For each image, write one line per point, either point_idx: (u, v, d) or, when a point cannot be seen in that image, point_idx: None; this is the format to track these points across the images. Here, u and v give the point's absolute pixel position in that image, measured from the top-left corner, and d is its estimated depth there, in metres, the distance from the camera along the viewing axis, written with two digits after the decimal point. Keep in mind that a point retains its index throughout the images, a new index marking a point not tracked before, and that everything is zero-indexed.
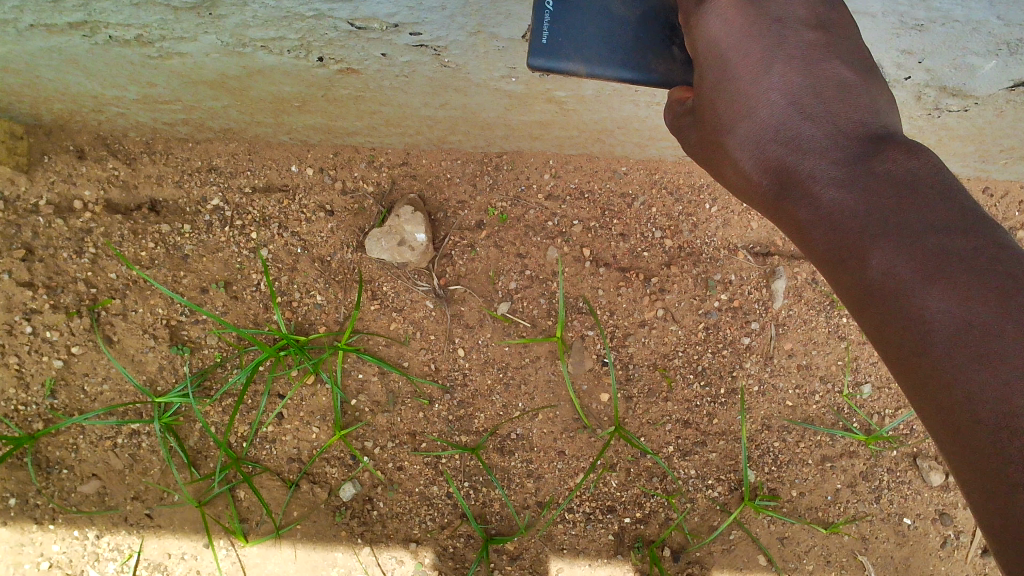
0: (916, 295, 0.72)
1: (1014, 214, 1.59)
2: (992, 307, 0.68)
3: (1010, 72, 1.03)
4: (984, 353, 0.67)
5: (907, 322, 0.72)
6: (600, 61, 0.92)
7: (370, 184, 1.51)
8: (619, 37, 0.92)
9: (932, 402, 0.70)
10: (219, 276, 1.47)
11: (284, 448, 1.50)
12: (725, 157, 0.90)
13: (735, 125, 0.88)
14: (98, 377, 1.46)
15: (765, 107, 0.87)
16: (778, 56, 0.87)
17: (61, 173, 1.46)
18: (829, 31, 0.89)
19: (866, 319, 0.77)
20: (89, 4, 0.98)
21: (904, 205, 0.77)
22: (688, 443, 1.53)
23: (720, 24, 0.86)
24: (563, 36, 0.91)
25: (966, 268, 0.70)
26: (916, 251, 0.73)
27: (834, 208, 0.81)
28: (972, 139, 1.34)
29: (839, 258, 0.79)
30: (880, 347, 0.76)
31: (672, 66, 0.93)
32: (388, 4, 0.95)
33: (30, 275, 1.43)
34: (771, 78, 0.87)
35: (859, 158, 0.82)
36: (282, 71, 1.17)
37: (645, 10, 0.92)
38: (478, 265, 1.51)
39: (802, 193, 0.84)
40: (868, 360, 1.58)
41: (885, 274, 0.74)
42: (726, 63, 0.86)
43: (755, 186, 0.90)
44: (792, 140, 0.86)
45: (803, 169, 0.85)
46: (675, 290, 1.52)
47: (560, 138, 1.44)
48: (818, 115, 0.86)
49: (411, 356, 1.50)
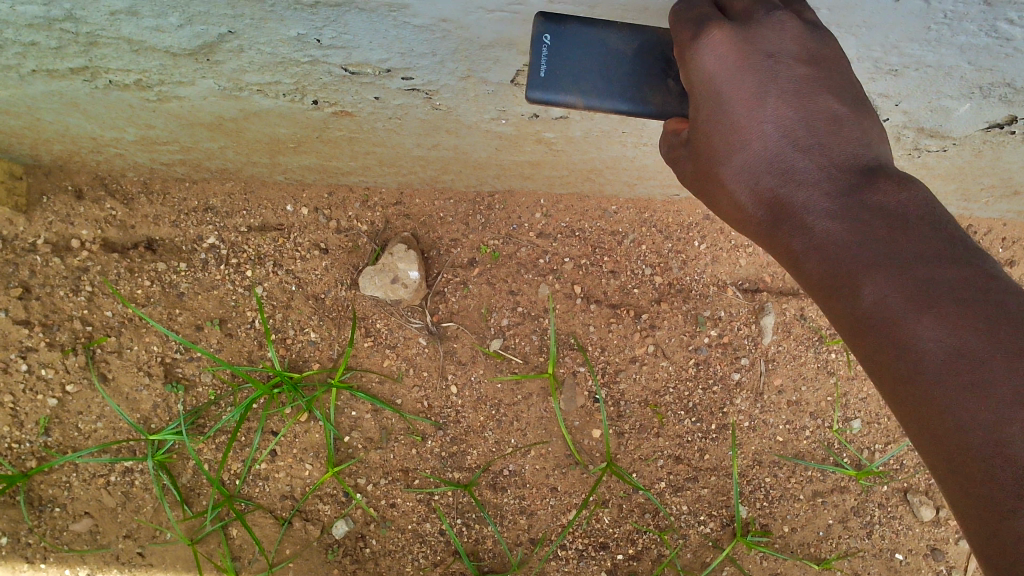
0: (907, 325, 0.68)
1: (997, 250, 1.62)
2: (983, 336, 0.65)
3: (984, 114, 1.06)
4: (975, 381, 0.64)
5: (900, 354, 0.68)
6: (598, 94, 0.89)
7: (364, 223, 1.53)
8: (617, 69, 0.89)
9: (925, 430, 0.67)
10: (214, 314, 1.49)
11: (277, 485, 1.50)
12: (719, 188, 0.84)
13: (730, 158, 0.81)
14: (92, 415, 1.47)
15: (759, 139, 0.81)
16: (772, 86, 0.81)
17: (58, 214, 1.48)
18: (821, 61, 0.82)
19: (859, 347, 0.73)
20: (90, 51, 1.00)
21: (895, 235, 0.73)
22: (680, 479, 1.53)
23: (716, 58, 0.78)
24: (561, 68, 0.88)
25: (957, 298, 0.67)
26: (906, 279, 0.70)
27: (828, 240, 0.76)
28: (953, 178, 1.37)
29: (831, 287, 0.75)
30: (875, 378, 0.72)
31: (669, 98, 0.90)
32: (380, 50, 0.97)
33: (26, 313, 1.45)
34: (766, 110, 0.81)
35: (852, 188, 0.77)
36: (278, 114, 1.20)
37: (642, 42, 0.89)
38: (471, 302, 1.52)
39: (794, 224, 0.79)
40: (857, 396, 1.59)
41: (875, 303, 0.70)
42: (720, 96, 0.80)
43: (747, 217, 0.84)
44: (785, 170, 0.81)
45: (795, 200, 0.80)
46: (665, 326, 1.54)
47: (551, 178, 1.47)
48: (813, 146, 0.80)
49: (404, 393, 1.51)
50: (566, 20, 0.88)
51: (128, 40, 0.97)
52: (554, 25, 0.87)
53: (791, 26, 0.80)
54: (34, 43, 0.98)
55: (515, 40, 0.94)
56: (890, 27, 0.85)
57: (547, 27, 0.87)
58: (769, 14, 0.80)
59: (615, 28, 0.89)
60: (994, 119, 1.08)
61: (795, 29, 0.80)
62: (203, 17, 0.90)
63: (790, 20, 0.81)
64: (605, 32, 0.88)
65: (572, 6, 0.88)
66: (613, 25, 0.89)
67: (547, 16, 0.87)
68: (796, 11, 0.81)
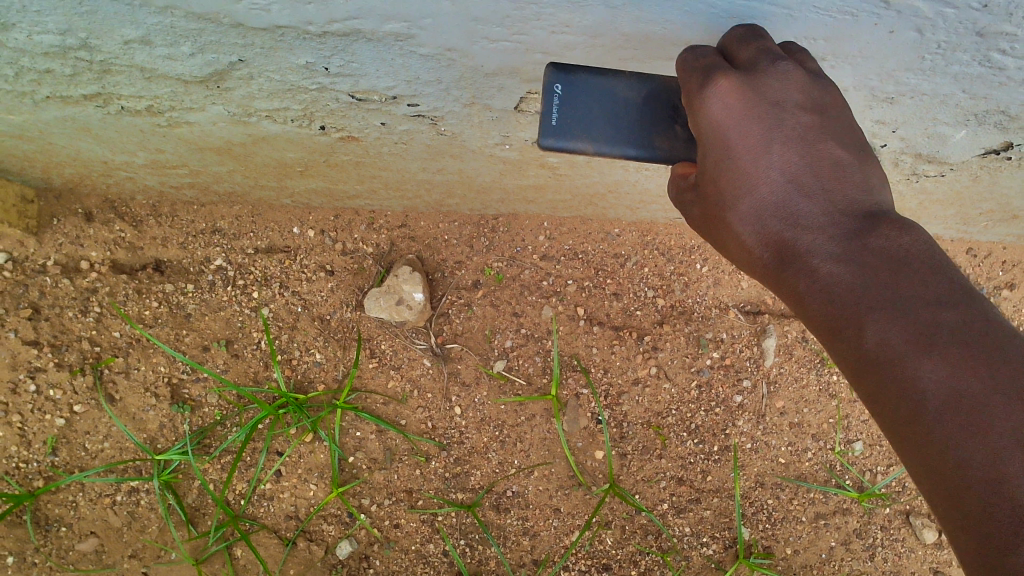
0: (910, 368, 0.66)
1: (997, 273, 1.64)
2: (982, 379, 0.64)
3: (981, 141, 1.08)
4: (976, 423, 0.63)
5: (903, 397, 0.66)
6: (608, 140, 0.86)
7: (370, 245, 1.55)
8: (626, 116, 0.87)
9: (925, 467, 0.66)
10: (220, 335, 1.50)
11: (282, 505, 1.51)
12: (725, 231, 0.78)
13: (736, 201, 0.76)
14: (99, 435, 1.49)
15: (765, 183, 0.75)
16: (777, 131, 0.75)
17: (68, 236, 1.51)
18: (826, 109, 0.77)
19: (862, 388, 0.70)
20: (104, 78, 1.03)
21: (899, 280, 0.69)
22: (683, 500, 1.54)
23: (723, 106, 0.74)
24: (572, 115, 0.86)
25: (959, 342, 0.65)
26: (910, 323, 0.67)
27: (835, 283, 0.71)
28: (952, 203, 1.39)
29: (835, 329, 0.71)
30: (879, 420, 0.70)
31: (678, 144, 0.87)
32: (386, 78, 0.99)
33: (36, 334, 1.47)
34: (771, 155, 0.75)
35: (857, 232, 0.72)
36: (285, 139, 1.22)
37: (651, 90, 0.87)
38: (475, 324, 1.54)
39: (799, 266, 0.74)
40: (859, 418, 1.60)
41: (879, 346, 0.68)
42: (727, 142, 0.75)
43: (753, 259, 0.78)
44: (791, 214, 0.75)
45: (800, 243, 0.74)
46: (667, 348, 1.55)
47: (554, 202, 1.49)
48: (819, 191, 0.74)
49: (408, 414, 1.52)
50: (575, 71, 0.87)
51: (141, 67, 0.99)
52: (563, 75, 0.87)
53: (797, 74, 0.75)
54: (50, 70, 1.01)
55: (518, 68, 0.95)
56: (885, 57, 0.86)
57: (557, 77, 0.87)
58: (775, 62, 0.75)
59: (624, 77, 0.87)
60: (990, 145, 1.09)
61: (800, 77, 0.75)
62: (215, 46, 0.92)
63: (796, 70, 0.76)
64: (614, 81, 0.87)
65: (574, 36, 0.87)
66: (621, 74, 0.87)
67: (556, 67, 0.87)
68: (798, 60, 0.78)
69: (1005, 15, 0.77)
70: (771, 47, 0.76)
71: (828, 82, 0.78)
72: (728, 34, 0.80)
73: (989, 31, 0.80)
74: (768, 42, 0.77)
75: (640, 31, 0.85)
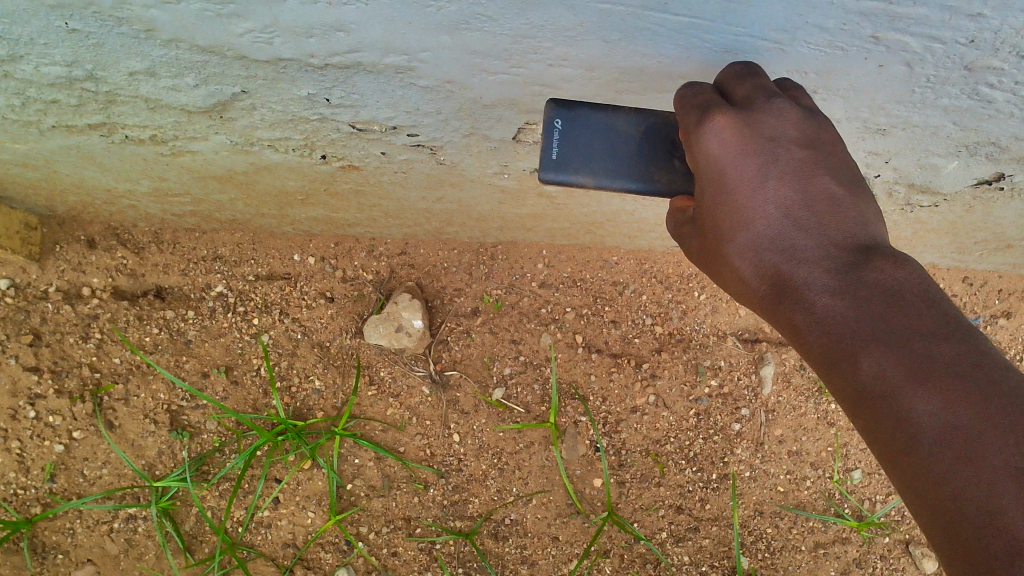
0: (904, 400, 0.65)
1: (993, 302, 1.65)
2: (975, 412, 0.62)
3: (973, 172, 1.09)
4: (970, 455, 0.62)
5: (898, 428, 0.65)
6: (608, 174, 0.87)
7: (370, 272, 1.56)
8: (625, 150, 0.88)
9: (920, 499, 0.64)
10: (220, 361, 1.51)
11: (280, 533, 1.51)
12: (723, 263, 0.78)
13: (734, 235, 0.76)
14: (98, 461, 1.49)
15: (761, 218, 0.75)
16: (773, 167, 0.75)
17: (71, 262, 1.52)
18: (821, 145, 0.76)
19: (858, 419, 0.70)
20: (109, 108, 1.04)
21: (892, 313, 0.69)
22: (682, 529, 1.54)
23: (721, 143, 0.73)
24: (572, 149, 0.87)
25: (952, 374, 0.64)
26: (904, 354, 0.66)
27: (830, 316, 0.71)
28: (947, 232, 1.40)
29: (831, 361, 0.71)
30: (876, 452, 0.69)
31: (675, 177, 0.87)
32: (386, 109, 1.01)
33: (37, 360, 1.47)
34: (767, 190, 0.75)
35: (852, 265, 0.72)
36: (287, 168, 1.24)
37: (651, 124, 0.88)
38: (474, 351, 1.54)
39: (795, 298, 0.73)
40: (857, 447, 1.60)
41: (874, 377, 0.67)
42: (723, 177, 0.75)
43: (751, 291, 0.77)
44: (787, 247, 0.74)
45: (797, 276, 0.73)
46: (665, 376, 1.56)
47: (552, 230, 1.50)
48: (816, 225, 0.74)
49: (407, 442, 1.52)
50: (576, 106, 0.89)
51: (146, 98, 1.01)
52: (564, 111, 0.88)
53: (792, 111, 0.75)
54: (55, 101, 1.02)
55: (516, 100, 0.97)
56: (875, 90, 0.88)
57: (557, 113, 0.88)
58: (771, 99, 0.74)
59: (624, 112, 0.88)
60: (982, 176, 1.11)
61: (795, 114, 0.75)
62: (218, 78, 0.94)
63: (791, 106, 0.75)
64: (614, 115, 0.88)
65: (571, 69, 0.89)
66: (621, 108, 0.88)
67: (557, 102, 0.88)
68: (792, 97, 0.78)
69: (992, 50, 0.78)
70: (767, 84, 0.76)
71: (823, 119, 0.77)
72: (726, 70, 0.79)
73: (976, 65, 0.81)
74: (764, 79, 0.77)
75: (635, 64, 0.86)
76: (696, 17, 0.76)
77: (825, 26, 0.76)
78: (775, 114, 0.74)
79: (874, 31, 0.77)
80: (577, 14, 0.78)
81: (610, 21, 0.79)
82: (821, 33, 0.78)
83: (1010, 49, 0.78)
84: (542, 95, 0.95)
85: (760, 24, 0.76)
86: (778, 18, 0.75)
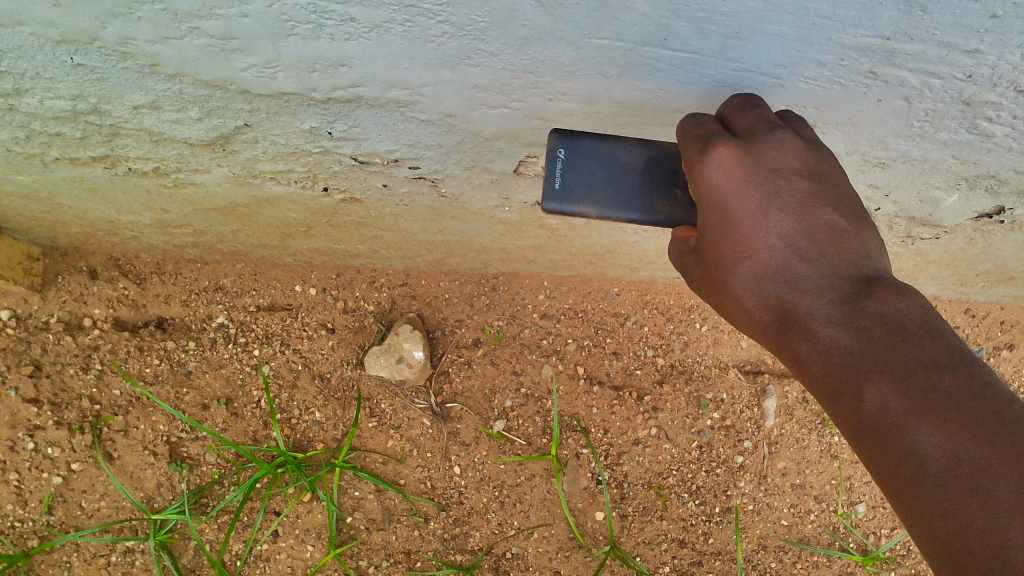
0: (909, 432, 0.65)
1: (996, 334, 1.65)
2: (980, 444, 0.62)
3: (973, 205, 1.10)
4: (974, 487, 0.61)
5: (902, 459, 0.65)
6: (610, 204, 0.87)
7: (371, 303, 1.56)
8: (627, 180, 0.87)
9: (925, 532, 0.64)
10: (220, 393, 1.50)
11: (278, 567, 1.50)
12: (725, 293, 0.77)
13: (736, 266, 0.75)
14: (95, 494, 1.48)
15: (764, 248, 0.74)
16: (775, 198, 0.73)
17: (72, 293, 1.52)
18: (824, 177, 0.75)
19: (861, 450, 0.69)
20: (113, 141, 1.05)
21: (896, 344, 0.68)
22: (685, 563, 1.53)
23: (723, 174, 0.72)
24: (573, 181, 0.87)
25: (955, 406, 0.64)
26: (908, 386, 0.66)
27: (834, 347, 0.70)
28: (948, 264, 1.40)
29: (835, 392, 0.70)
30: (880, 484, 0.68)
31: (677, 208, 0.87)
32: (389, 142, 1.02)
33: (37, 392, 1.47)
34: (770, 221, 0.74)
35: (855, 295, 0.71)
36: (289, 200, 1.24)
37: (651, 154, 0.88)
38: (475, 383, 1.54)
39: (798, 329, 0.73)
40: (861, 480, 1.59)
41: (878, 409, 0.66)
42: (725, 208, 0.74)
43: (754, 322, 0.77)
44: (790, 278, 0.73)
45: (800, 306, 0.73)
46: (667, 408, 1.55)
47: (555, 261, 1.50)
48: (818, 256, 0.73)
49: (408, 474, 1.51)
50: (578, 137, 0.89)
51: (149, 131, 1.01)
52: (567, 141, 0.88)
53: (795, 142, 0.74)
54: (60, 134, 1.03)
55: (517, 133, 0.97)
56: (874, 124, 0.88)
57: (560, 142, 0.88)
58: (773, 130, 0.74)
59: (625, 142, 0.89)
60: (982, 209, 1.11)
61: (798, 145, 0.74)
62: (221, 111, 0.95)
63: (793, 137, 0.74)
64: (615, 146, 0.88)
65: (571, 103, 0.89)
66: (623, 139, 0.89)
67: (560, 133, 0.88)
68: (795, 128, 0.77)
69: (990, 85, 0.79)
70: (769, 115, 0.76)
71: (825, 150, 0.76)
72: (727, 102, 0.80)
73: (975, 100, 0.82)
74: (766, 110, 0.77)
75: (634, 98, 0.87)
76: (694, 52, 0.77)
77: (822, 61, 0.77)
78: (775, 145, 0.73)
79: (872, 66, 0.77)
80: (577, 49, 0.78)
81: (609, 57, 0.79)
82: (820, 67, 0.78)
83: (1008, 84, 0.78)
84: (542, 129, 0.95)
85: (758, 58, 0.77)
86: (777, 53, 0.76)
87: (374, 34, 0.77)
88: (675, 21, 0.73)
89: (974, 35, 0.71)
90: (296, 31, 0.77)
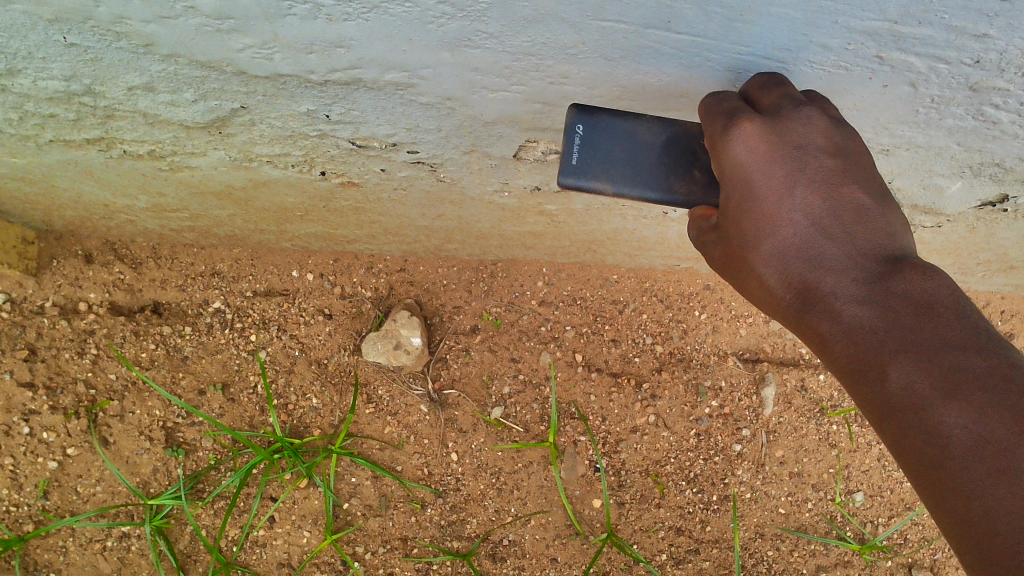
0: (934, 413, 0.64)
1: (997, 323, 1.65)
2: (1008, 427, 0.62)
3: (977, 193, 1.09)
4: (1002, 470, 0.61)
5: (927, 440, 0.64)
6: (626, 182, 0.86)
7: (368, 289, 1.55)
8: (646, 158, 0.86)
9: (948, 513, 0.64)
10: (217, 378, 1.50)
11: (275, 552, 1.50)
12: (747, 272, 0.75)
13: (759, 244, 0.73)
14: (91, 479, 1.47)
15: (788, 225, 0.72)
16: (800, 175, 0.72)
17: (67, 277, 1.51)
18: (850, 153, 0.74)
19: (884, 430, 0.68)
20: (107, 123, 1.04)
21: (922, 325, 0.67)
22: (682, 551, 1.53)
23: (747, 151, 0.71)
24: (592, 156, 0.86)
25: (983, 388, 0.63)
26: (935, 366, 0.65)
27: (859, 327, 0.69)
28: (950, 253, 1.40)
29: (858, 373, 0.69)
30: (903, 464, 0.68)
31: (694, 188, 0.86)
32: (386, 126, 1.01)
33: (31, 376, 1.46)
34: (795, 198, 0.72)
35: (880, 275, 0.70)
36: (286, 184, 1.23)
37: (671, 133, 0.86)
38: (473, 369, 1.53)
39: (822, 308, 0.71)
40: (860, 469, 1.59)
41: (902, 389, 0.66)
42: (750, 185, 0.72)
43: (775, 300, 0.75)
44: (814, 256, 0.72)
45: (823, 284, 0.71)
46: (666, 396, 1.54)
47: (553, 248, 1.49)
48: (843, 235, 0.72)
49: (404, 460, 1.51)
50: (598, 112, 0.87)
51: (144, 113, 1.00)
52: (585, 116, 0.87)
53: (820, 119, 0.73)
54: (53, 115, 1.02)
55: (517, 117, 0.96)
56: (880, 110, 0.87)
57: (579, 117, 0.86)
58: (799, 107, 0.73)
59: (646, 120, 0.87)
60: (986, 197, 1.10)
61: (824, 122, 0.73)
62: (217, 94, 0.93)
63: (819, 114, 0.73)
64: (636, 123, 0.87)
65: (574, 87, 0.88)
66: (643, 116, 0.87)
67: (580, 108, 0.87)
68: (820, 106, 0.76)
69: (998, 71, 0.78)
70: (794, 92, 0.75)
71: (850, 127, 0.75)
72: (751, 80, 0.79)
73: (982, 86, 0.81)
74: (790, 88, 0.76)
75: (638, 82, 0.86)
76: (700, 36, 0.76)
77: (829, 45, 0.76)
78: (800, 122, 0.72)
79: (878, 51, 0.76)
80: (578, 32, 0.77)
81: (612, 40, 0.78)
82: (827, 52, 0.77)
83: (1017, 70, 0.77)
84: (544, 113, 0.94)
85: (764, 42, 0.76)
86: (783, 37, 0.75)
87: (372, 14, 0.76)
88: (680, 3, 0.71)
89: (983, 20, 0.70)
90: (293, 11, 0.76)
